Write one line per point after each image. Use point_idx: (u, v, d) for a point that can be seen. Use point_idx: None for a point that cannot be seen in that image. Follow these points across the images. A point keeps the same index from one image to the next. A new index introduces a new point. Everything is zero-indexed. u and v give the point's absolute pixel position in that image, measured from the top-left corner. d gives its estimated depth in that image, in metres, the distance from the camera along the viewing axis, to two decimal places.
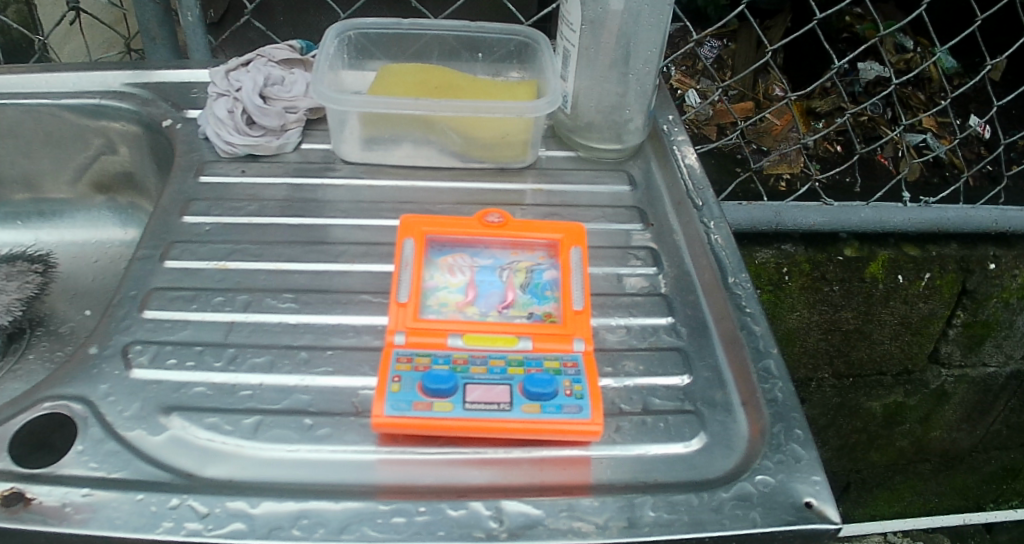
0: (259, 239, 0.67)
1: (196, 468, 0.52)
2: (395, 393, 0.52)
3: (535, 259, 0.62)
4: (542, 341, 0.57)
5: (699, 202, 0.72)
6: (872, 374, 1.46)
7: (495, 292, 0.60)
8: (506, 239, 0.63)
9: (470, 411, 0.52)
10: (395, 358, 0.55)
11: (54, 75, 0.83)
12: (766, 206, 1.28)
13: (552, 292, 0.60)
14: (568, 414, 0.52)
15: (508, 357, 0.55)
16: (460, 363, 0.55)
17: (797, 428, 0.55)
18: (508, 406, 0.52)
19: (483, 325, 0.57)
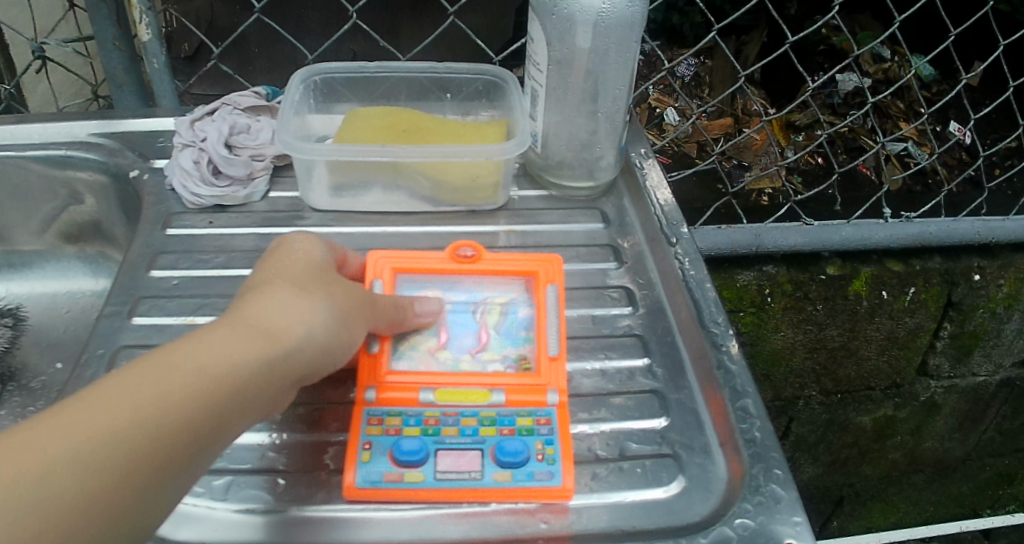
0: (228, 292, 0.67)
1: (166, 531, 0.51)
2: (366, 463, 0.52)
3: (510, 295, 0.62)
4: (516, 394, 0.57)
5: (673, 238, 0.71)
6: (860, 389, 1.46)
7: (469, 334, 0.60)
8: (477, 276, 0.62)
9: (441, 480, 0.52)
10: (366, 419, 0.54)
11: (19, 127, 0.83)
12: (746, 229, 1.27)
13: (526, 333, 0.60)
14: (540, 481, 0.52)
15: (480, 415, 0.55)
16: (432, 423, 0.55)
17: (776, 468, 0.54)
18: (480, 474, 0.52)
19: (454, 379, 0.57)
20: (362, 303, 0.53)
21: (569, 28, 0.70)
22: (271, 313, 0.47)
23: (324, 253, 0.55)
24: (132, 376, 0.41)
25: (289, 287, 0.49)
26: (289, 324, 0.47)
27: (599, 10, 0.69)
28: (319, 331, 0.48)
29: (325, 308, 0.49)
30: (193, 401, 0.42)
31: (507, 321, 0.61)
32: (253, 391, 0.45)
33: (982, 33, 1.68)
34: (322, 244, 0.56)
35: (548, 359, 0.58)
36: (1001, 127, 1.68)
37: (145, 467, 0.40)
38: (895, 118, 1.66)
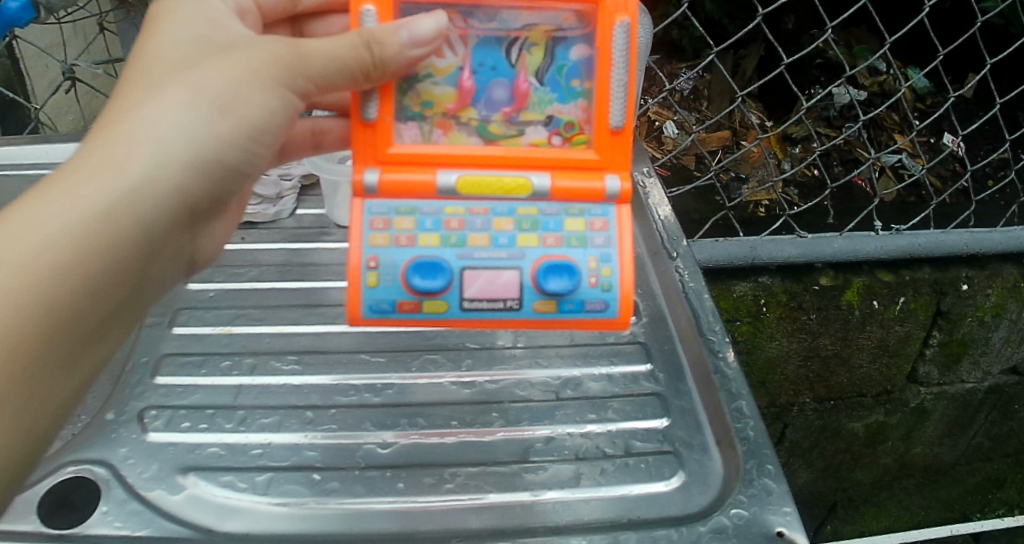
0: (261, 303, 0.73)
1: (215, 524, 0.57)
2: (374, 288, 0.61)
3: (560, 23, 0.64)
4: (562, 179, 0.63)
5: (674, 252, 0.76)
6: (853, 396, 1.51)
7: (503, 88, 0.64)
8: (518, 1, 0.62)
9: (467, 309, 0.61)
10: (373, 216, 0.62)
11: (53, 145, 0.89)
12: (742, 242, 1.32)
13: (575, 84, 0.65)
14: (594, 312, 0.62)
15: (518, 213, 0.63)
16: (456, 231, 0.62)
17: (768, 463, 0.59)
18: (517, 306, 0.61)
19: (491, 159, 0.63)
20: (245, 82, 0.60)
21: None
22: (157, 125, 0.57)
23: (195, 25, 0.62)
24: (41, 211, 0.53)
25: (148, 100, 0.58)
26: (151, 139, 0.57)
27: None
28: (181, 142, 0.58)
29: (186, 113, 0.58)
30: (109, 226, 0.55)
31: (555, 64, 0.65)
32: (137, 203, 0.56)
33: (974, 49, 1.74)
34: (194, 12, 0.63)
35: (610, 134, 0.63)
36: (995, 138, 1.73)
37: (60, 290, 0.53)
38: (891, 130, 1.70)
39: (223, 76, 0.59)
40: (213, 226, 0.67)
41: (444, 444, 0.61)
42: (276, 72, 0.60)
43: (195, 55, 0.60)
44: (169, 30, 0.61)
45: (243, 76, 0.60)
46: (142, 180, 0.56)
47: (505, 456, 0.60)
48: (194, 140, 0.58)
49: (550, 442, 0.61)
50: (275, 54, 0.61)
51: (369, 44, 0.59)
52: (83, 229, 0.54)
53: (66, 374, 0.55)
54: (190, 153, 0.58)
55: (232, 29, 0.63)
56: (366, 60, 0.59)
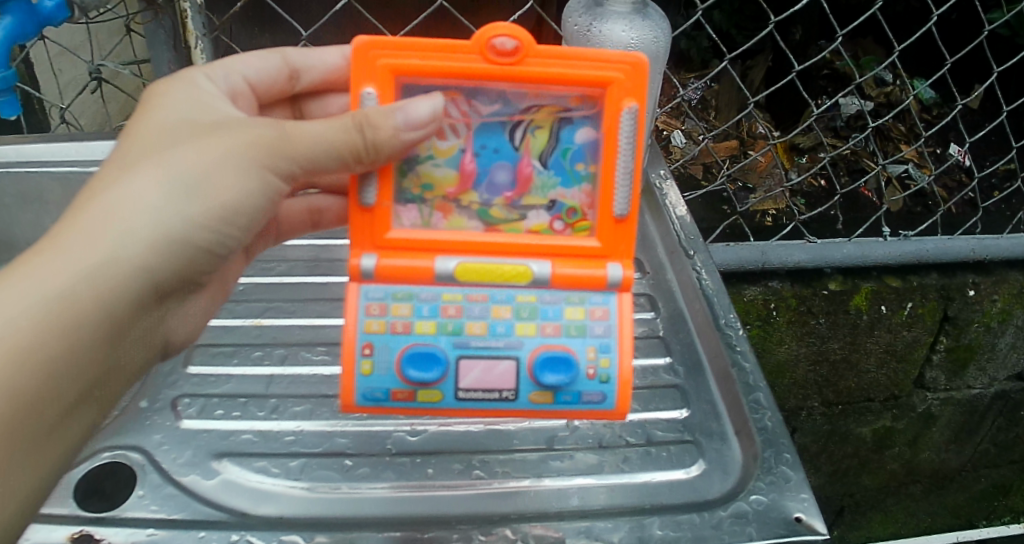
0: (291, 297, 0.75)
1: (249, 507, 0.58)
2: (368, 375, 0.59)
3: (567, 104, 0.60)
4: (561, 266, 0.61)
5: (690, 251, 0.79)
6: (861, 401, 1.53)
7: (505, 170, 0.62)
8: (523, 84, 0.58)
9: (462, 398, 0.59)
10: (369, 302, 0.60)
11: (82, 144, 0.94)
12: (753, 246, 1.34)
13: (579, 167, 0.62)
14: (591, 403, 0.60)
15: (516, 300, 0.61)
16: (452, 317, 0.60)
17: (785, 452, 0.61)
18: (513, 395, 0.59)
19: (491, 246, 0.61)
20: (222, 164, 0.57)
21: None
22: (131, 205, 0.55)
23: (180, 107, 0.60)
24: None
25: (120, 182, 0.56)
26: (116, 222, 0.54)
27: (626, 46, 0.83)
28: (146, 224, 0.55)
29: (159, 190, 0.56)
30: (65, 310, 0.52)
31: (560, 146, 0.62)
32: (90, 291, 0.53)
33: (979, 60, 1.76)
34: (183, 96, 0.62)
35: (615, 223, 0.61)
36: (1000, 149, 1.75)
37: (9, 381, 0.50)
38: (898, 140, 1.72)
39: (199, 158, 0.57)
40: (189, 307, 0.65)
41: (470, 432, 0.63)
42: (257, 155, 0.58)
43: (174, 136, 0.58)
44: (155, 112, 0.60)
45: (221, 158, 0.57)
46: (99, 265, 0.53)
47: (530, 444, 0.62)
48: (161, 223, 0.56)
49: (575, 431, 0.63)
50: (256, 135, 0.58)
51: (361, 127, 0.56)
52: (28, 315, 0.51)
53: (28, 466, 0.53)
54: (155, 236, 0.56)
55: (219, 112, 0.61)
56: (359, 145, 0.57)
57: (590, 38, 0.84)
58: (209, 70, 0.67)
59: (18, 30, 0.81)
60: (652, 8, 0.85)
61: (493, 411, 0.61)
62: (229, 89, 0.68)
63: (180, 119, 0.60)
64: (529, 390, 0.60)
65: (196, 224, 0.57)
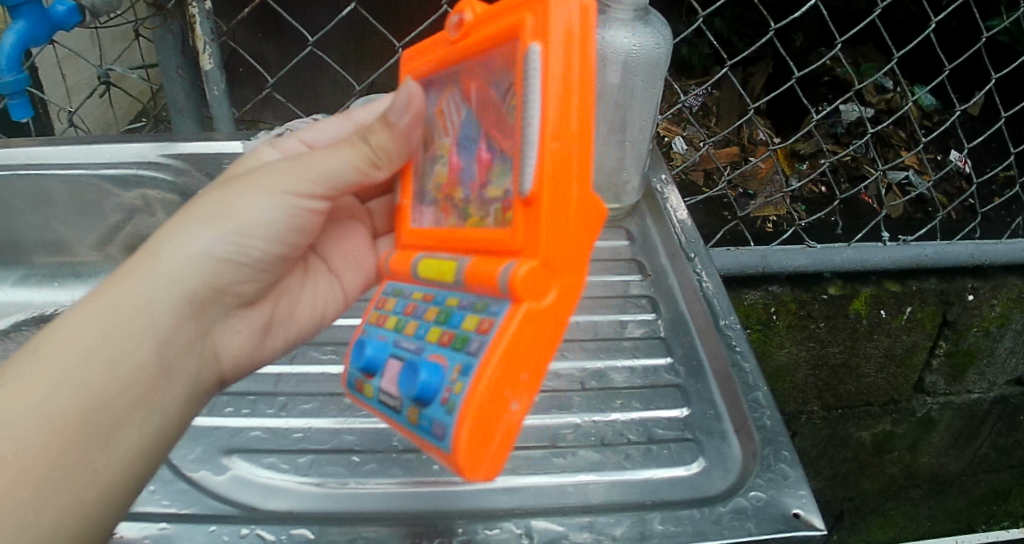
0: None
1: (259, 502, 0.59)
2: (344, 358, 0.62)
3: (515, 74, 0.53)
4: (483, 267, 0.53)
5: (692, 254, 0.79)
6: (860, 405, 1.54)
7: (474, 160, 0.58)
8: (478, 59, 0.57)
9: (381, 399, 0.54)
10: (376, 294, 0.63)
11: (91, 148, 0.93)
12: (753, 251, 1.35)
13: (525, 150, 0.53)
14: (433, 433, 0.49)
15: (447, 305, 0.55)
16: (400, 316, 0.58)
17: (784, 450, 0.63)
18: (397, 408, 0.53)
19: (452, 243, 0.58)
20: (253, 194, 0.61)
21: (601, 68, 0.86)
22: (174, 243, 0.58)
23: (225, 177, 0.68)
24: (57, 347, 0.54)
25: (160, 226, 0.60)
26: (152, 250, 0.58)
27: (627, 53, 0.85)
28: (191, 254, 0.58)
29: (197, 225, 0.59)
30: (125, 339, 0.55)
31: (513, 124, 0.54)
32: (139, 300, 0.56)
33: (979, 67, 1.77)
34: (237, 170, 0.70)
35: (520, 206, 0.51)
36: (999, 155, 1.77)
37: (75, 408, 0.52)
38: (898, 147, 1.73)
39: (219, 194, 0.61)
40: (236, 328, 0.63)
41: None
42: (273, 179, 0.61)
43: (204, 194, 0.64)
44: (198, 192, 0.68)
45: (236, 191, 0.61)
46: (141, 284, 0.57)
47: (533, 442, 0.63)
48: (204, 250, 0.59)
49: (577, 429, 0.64)
50: (268, 169, 0.63)
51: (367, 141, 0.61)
52: (87, 330, 0.54)
53: (90, 472, 0.53)
54: (195, 257, 0.58)
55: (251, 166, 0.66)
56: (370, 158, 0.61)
57: None
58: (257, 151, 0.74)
59: (31, 34, 0.82)
60: (652, 15, 0.87)
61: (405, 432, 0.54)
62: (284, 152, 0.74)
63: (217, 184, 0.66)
64: (407, 406, 0.52)
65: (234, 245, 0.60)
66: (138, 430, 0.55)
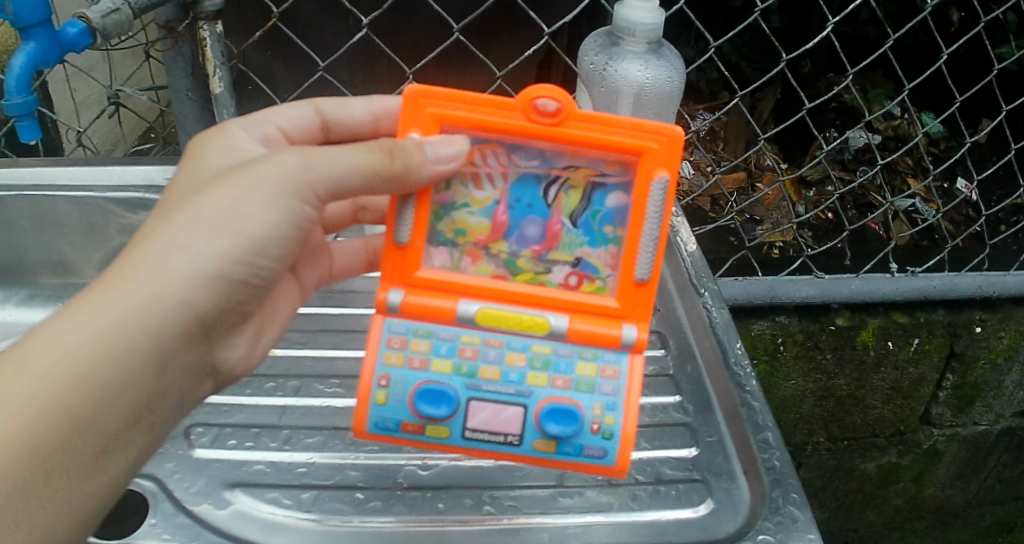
0: (304, 328, 0.77)
1: (262, 538, 0.58)
2: (382, 404, 0.59)
3: (603, 168, 0.60)
4: (575, 320, 0.61)
5: (702, 289, 0.80)
6: (866, 437, 1.52)
7: (535, 225, 0.62)
8: (565, 145, 0.59)
9: (468, 438, 0.59)
10: (391, 336, 0.61)
11: (98, 169, 0.95)
12: (760, 281, 1.33)
13: (607, 230, 0.62)
14: (593, 459, 0.59)
15: (533, 352, 0.61)
16: (466, 359, 0.60)
17: (793, 492, 0.62)
18: (517, 440, 0.59)
19: (509, 293, 0.61)
20: (253, 196, 0.56)
21: (614, 99, 0.87)
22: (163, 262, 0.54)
23: (214, 157, 0.62)
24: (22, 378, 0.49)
25: (146, 236, 0.55)
26: (151, 260, 0.53)
27: (640, 85, 0.86)
28: (184, 264, 0.54)
29: (188, 236, 0.55)
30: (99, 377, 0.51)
31: (591, 207, 0.62)
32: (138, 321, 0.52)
33: (988, 96, 1.77)
34: (219, 145, 0.63)
35: (634, 287, 0.61)
36: (1007, 184, 1.77)
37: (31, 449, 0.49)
38: (905, 175, 1.73)
39: (224, 194, 0.56)
40: (235, 341, 0.63)
41: (481, 467, 0.63)
42: (289, 185, 0.57)
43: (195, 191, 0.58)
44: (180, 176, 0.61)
45: (248, 199, 0.56)
46: (143, 303, 0.53)
47: (540, 481, 0.63)
48: (199, 264, 0.55)
49: None
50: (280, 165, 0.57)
51: (392, 152, 0.56)
52: (84, 349, 0.51)
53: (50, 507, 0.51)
54: (191, 272, 0.54)
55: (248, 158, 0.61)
56: (389, 169, 0.56)
57: (605, 76, 0.87)
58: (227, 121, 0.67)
59: (41, 55, 0.82)
60: (667, 48, 0.88)
61: (503, 458, 0.60)
62: (264, 135, 0.68)
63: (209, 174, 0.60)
64: (535, 438, 0.59)
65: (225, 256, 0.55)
66: (116, 459, 0.54)
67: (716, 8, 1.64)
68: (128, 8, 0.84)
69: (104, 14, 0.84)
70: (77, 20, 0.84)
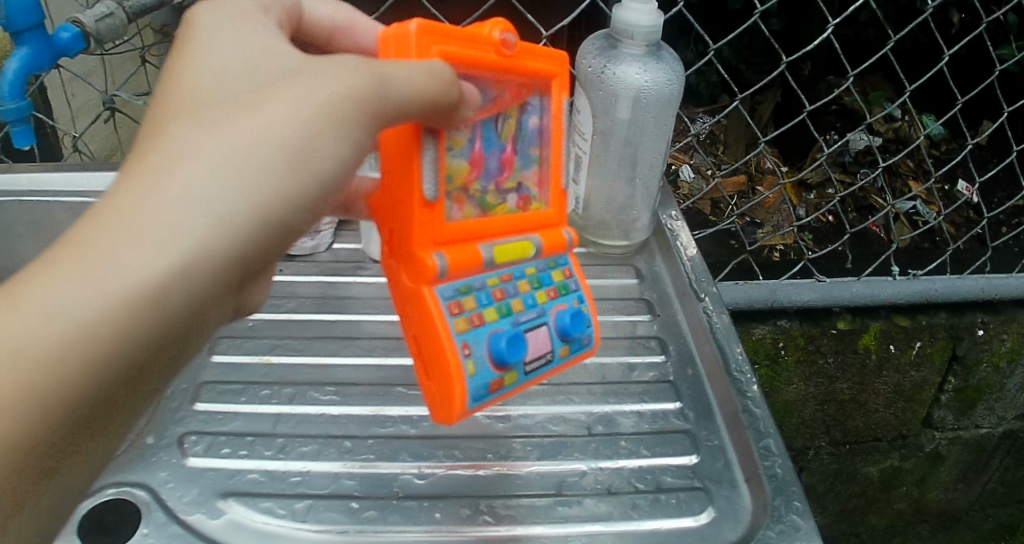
0: (299, 334, 0.76)
1: None
2: (474, 375, 0.56)
3: (523, 95, 0.65)
4: (540, 236, 0.65)
5: (702, 294, 0.79)
6: (868, 441, 1.51)
7: (493, 158, 0.64)
8: (509, 75, 0.62)
9: (530, 373, 0.60)
10: (444, 301, 0.57)
11: (93, 174, 0.94)
12: (761, 285, 1.32)
13: (529, 151, 0.67)
14: (587, 348, 0.64)
15: (527, 274, 0.63)
16: (499, 298, 0.60)
17: (795, 500, 0.61)
18: (552, 356, 0.61)
19: (493, 226, 0.62)
20: (311, 128, 0.47)
21: (612, 103, 0.87)
22: (208, 200, 0.43)
23: (231, 54, 0.50)
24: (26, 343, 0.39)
25: (191, 152, 0.44)
26: (208, 191, 0.43)
27: (639, 88, 0.86)
28: (239, 210, 0.44)
29: (237, 170, 0.45)
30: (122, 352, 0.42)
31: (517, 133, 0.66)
32: (197, 268, 0.43)
33: (989, 98, 1.76)
34: (235, 36, 0.52)
35: (562, 192, 0.68)
36: (1009, 185, 1.77)
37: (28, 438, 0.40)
38: (906, 177, 1.72)
39: (285, 114, 0.47)
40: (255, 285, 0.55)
41: (478, 476, 0.62)
42: (349, 112, 0.48)
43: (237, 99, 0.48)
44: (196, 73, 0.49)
45: (313, 125, 0.47)
46: (200, 244, 0.43)
47: (538, 489, 0.62)
48: (255, 207, 0.45)
49: (583, 477, 0.63)
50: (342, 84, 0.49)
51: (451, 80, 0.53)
52: (104, 314, 0.41)
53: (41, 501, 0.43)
54: (247, 219, 0.44)
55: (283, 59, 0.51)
56: (445, 97, 0.53)
57: (604, 80, 0.86)
58: (221, 2, 0.55)
59: (34, 60, 0.81)
60: (666, 51, 0.87)
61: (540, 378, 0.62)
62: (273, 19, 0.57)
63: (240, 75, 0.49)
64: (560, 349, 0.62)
65: (282, 201, 0.46)
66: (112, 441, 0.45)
67: (716, 10, 1.63)
68: (122, 12, 0.85)
69: (98, 19, 0.84)
70: (70, 25, 0.83)
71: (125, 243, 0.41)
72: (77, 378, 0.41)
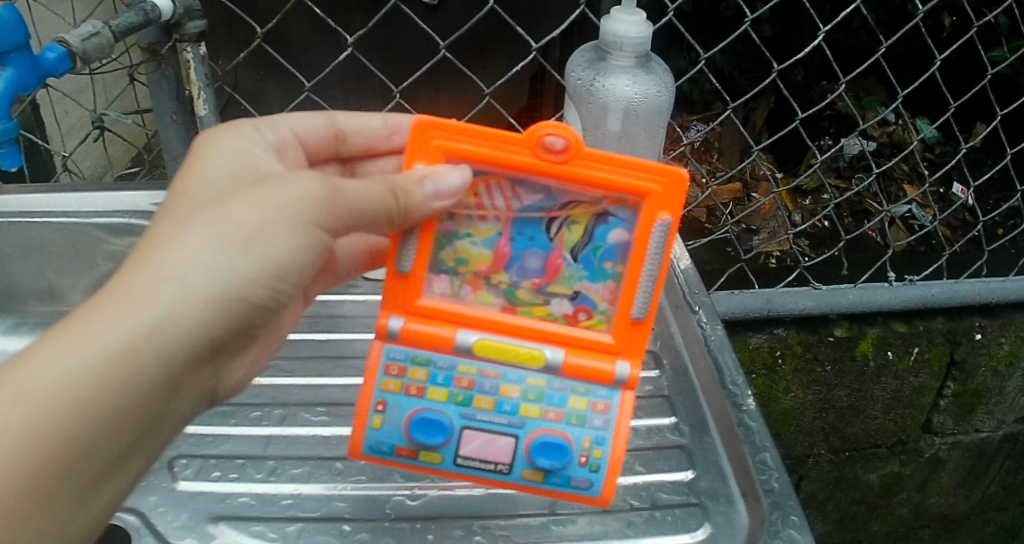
0: (290, 354, 0.75)
1: None
2: (377, 429, 0.60)
3: (605, 205, 0.59)
4: (575, 353, 0.60)
5: (696, 306, 0.78)
6: (867, 447, 1.51)
7: (538, 258, 0.61)
8: (568, 184, 0.57)
9: (460, 465, 0.60)
10: (387, 362, 0.60)
11: (79, 195, 0.92)
12: (758, 294, 1.31)
13: (605, 266, 0.60)
14: (577, 488, 0.59)
15: (528, 384, 0.60)
16: (465, 389, 0.60)
17: (792, 514, 0.60)
18: (507, 468, 0.59)
19: (508, 321, 0.61)
20: (277, 220, 0.54)
21: (602, 115, 0.87)
22: (174, 272, 0.52)
23: (225, 163, 0.59)
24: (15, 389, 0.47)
25: (175, 237, 0.53)
26: (177, 280, 0.52)
27: (630, 99, 0.86)
28: (201, 280, 0.52)
29: (203, 250, 0.53)
30: (102, 402, 0.49)
31: (593, 243, 0.60)
32: (166, 333, 0.51)
33: (982, 100, 1.76)
34: (236, 140, 0.62)
35: (629, 325, 0.60)
36: (1004, 187, 1.76)
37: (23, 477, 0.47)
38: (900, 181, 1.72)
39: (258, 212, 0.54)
40: (239, 363, 0.61)
41: (471, 496, 0.62)
42: (307, 203, 0.55)
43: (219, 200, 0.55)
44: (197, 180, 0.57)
45: (275, 211, 0.54)
46: (169, 312, 0.51)
47: (532, 508, 0.61)
48: (217, 279, 0.53)
49: None
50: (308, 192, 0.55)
51: (394, 192, 0.55)
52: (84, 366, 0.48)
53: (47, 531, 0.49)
54: (208, 291, 0.52)
55: (266, 164, 0.61)
56: (391, 207, 0.56)
57: (594, 92, 0.86)
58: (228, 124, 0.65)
59: (20, 81, 0.81)
60: (655, 62, 0.87)
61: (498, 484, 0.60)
62: (282, 140, 0.68)
63: (220, 177, 0.58)
64: (523, 467, 0.59)
65: (242, 279, 0.54)
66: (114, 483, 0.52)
67: (707, 19, 1.63)
68: (109, 32, 0.84)
69: (84, 38, 0.83)
70: (57, 45, 0.83)
71: (105, 308, 0.50)
72: (62, 422, 0.48)
